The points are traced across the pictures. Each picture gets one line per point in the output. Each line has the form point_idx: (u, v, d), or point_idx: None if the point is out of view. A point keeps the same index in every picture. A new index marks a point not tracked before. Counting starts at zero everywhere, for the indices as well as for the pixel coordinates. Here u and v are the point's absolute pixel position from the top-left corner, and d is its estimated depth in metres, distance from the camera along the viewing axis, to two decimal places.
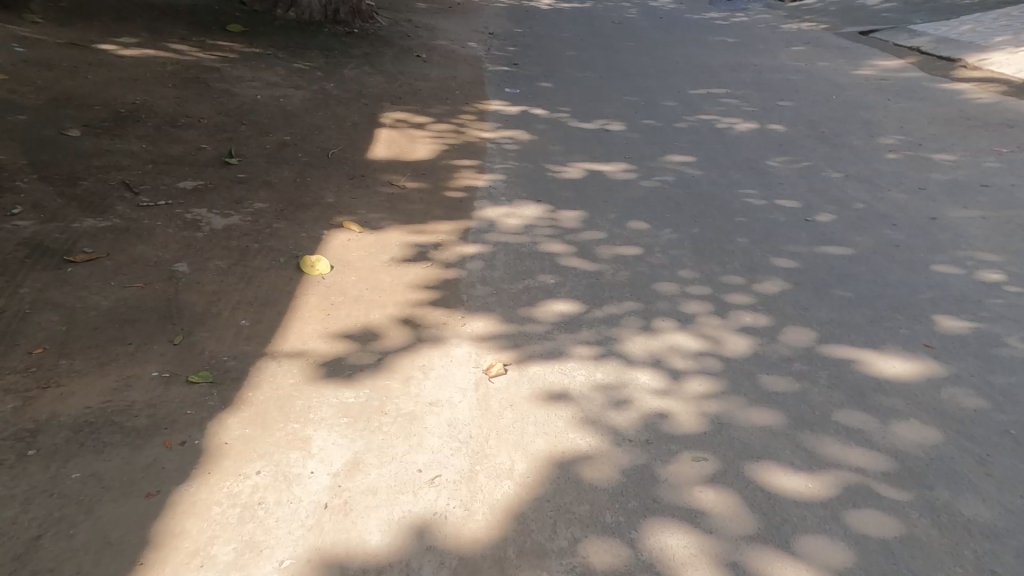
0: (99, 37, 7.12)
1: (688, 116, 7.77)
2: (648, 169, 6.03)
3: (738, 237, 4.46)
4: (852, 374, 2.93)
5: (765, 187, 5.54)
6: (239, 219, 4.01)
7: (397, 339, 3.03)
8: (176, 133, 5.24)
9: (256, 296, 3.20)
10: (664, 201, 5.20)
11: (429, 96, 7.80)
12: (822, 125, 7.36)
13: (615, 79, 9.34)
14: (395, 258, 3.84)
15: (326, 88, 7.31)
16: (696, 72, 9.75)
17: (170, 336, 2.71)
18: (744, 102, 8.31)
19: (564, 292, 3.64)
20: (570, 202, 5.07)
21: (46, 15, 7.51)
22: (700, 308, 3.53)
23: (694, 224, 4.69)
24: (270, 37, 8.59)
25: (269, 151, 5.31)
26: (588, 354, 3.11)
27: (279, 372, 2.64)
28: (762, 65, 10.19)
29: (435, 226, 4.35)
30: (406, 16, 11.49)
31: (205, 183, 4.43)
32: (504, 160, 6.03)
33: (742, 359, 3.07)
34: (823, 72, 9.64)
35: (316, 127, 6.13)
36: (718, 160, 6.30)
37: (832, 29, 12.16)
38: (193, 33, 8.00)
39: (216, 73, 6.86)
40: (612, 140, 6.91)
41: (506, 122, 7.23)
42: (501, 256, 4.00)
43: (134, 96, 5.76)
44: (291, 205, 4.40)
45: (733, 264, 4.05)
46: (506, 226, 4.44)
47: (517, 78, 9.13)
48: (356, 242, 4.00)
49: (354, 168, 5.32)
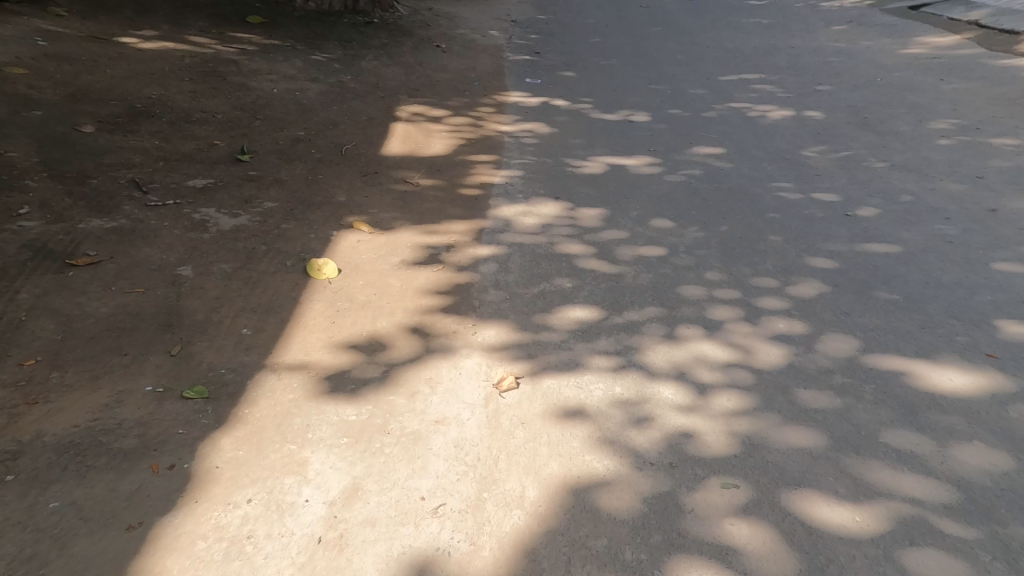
0: (120, 30, 7.05)
1: (718, 104, 7.43)
2: (674, 162, 5.77)
3: (769, 236, 4.26)
4: (903, 389, 2.66)
5: (800, 180, 5.25)
6: (248, 220, 3.87)
7: (404, 350, 2.93)
8: (188, 128, 5.14)
9: (259, 302, 3.07)
10: (691, 197, 4.99)
11: (446, 87, 7.61)
12: (864, 111, 6.98)
13: (642, 66, 9.02)
14: (406, 261, 3.76)
15: (343, 81, 7.18)
16: (728, 57, 9.37)
17: (166, 346, 2.59)
18: (779, 88, 7.92)
19: (580, 297, 3.55)
20: (591, 199, 4.89)
21: (69, 6, 7.38)
22: (729, 314, 3.34)
23: (722, 223, 4.50)
24: (289, 29, 8.46)
25: (282, 147, 5.19)
26: (607, 366, 2.94)
27: (278, 387, 2.50)
28: (799, 47, 9.72)
29: (448, 226, 4.28)
30: (427, 5, 11.28)
31: (214, 181, 4.31)
32: (523, 154, 5.83)
33: (774, 371, 2.82)
34: (866, 53, 9.16)
35: (331, 121, 6.00)
36: (750, 151, 6.01)
37: (877, 6, 11.59)
38: (213, 26, 7.91)
39: (234, 67, 6.76)
40: (637, 130, 6.64)
41: (525, 114, 7.02)
42: (516, 259, 3.95)
43: (150, 90, 5.67)
44: (301, 204, 4.26)
45: (763, 265, 3.86)
46: (522, 226, 4.39)
47: (538, 68, 8.88)
48: (365, 244, 3.89)
49: (367, 164, 5.18)
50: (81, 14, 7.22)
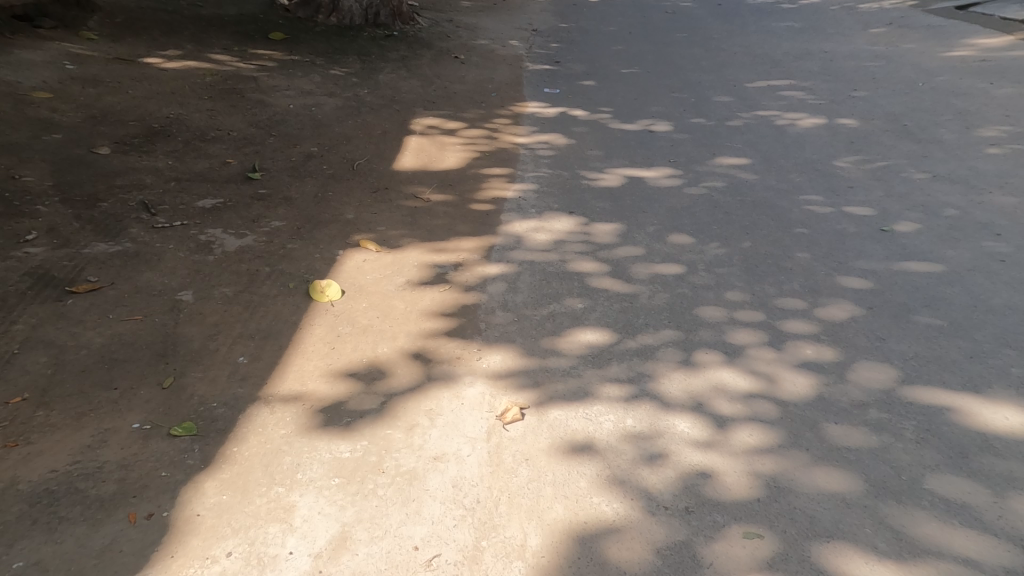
0: (144, 50, 7.16)
1: (745, 112, 7.19)
2: (696, 174, 5.56)
3: (796, 253, 4.05)
4: (949, 427, 2.42)
5: (831, 193, 4.99)
6: (254, 240, 3.82)
7: (405, 378, 2.82)
8: (202, 147, 5.14)
9: (258, 329, 3.01)
10: (712, 210, 4.79)
11: (463, 99, 7.55)
12: (903, 117, 6.67)
13: (666, 73, 8.83)
14: (411, 281, 3.68)
15: (359, 95, 7.15)
16: (755, 62, 9.12)
17: (159, 378, 2.55)
18: (810, 94, 7.63)
19: (592, 319, 3.41)
20: (607, 214, 4.73)
21: (95, 27, 7.53)
22: (751, 339, 3.14)
23: (746, 238, 4.30)
24: (309, 43, 8.51)
25: (294, 163, 5.15)
26: (618, 396, 2.77)
27: (270, 422, 2.44)
28: (832, 51, 9.39)
29: (457, 243, 4.18)
30: (448, 16, 11.27)
31: (224, 201, 4.27)
32: (539, 167, 5.71)
33: (800, 405, 2.59)
34: (905, 56, 8.80)
35: (344, 136, 5.96)
36: (777, 162, 5.77)
37: (916, 7, 11.22)
38: (235, 43, 8.00)
39: (252, 84, 6.79)
40: (658, 140, 6.46)
41: (543, 125, 6.90)
42: (525, 278, 3.82)
43: (168, 109, 5.71)
44: (309, 222, 4.20)
45: (790, 284, 3.66)
46: (534, 243, 4.27)
47: (558, 78, 8.74)
48: (371, 264, 3.81)
49: (378, 180, 5.10)
50: (109, 35, 7.36)
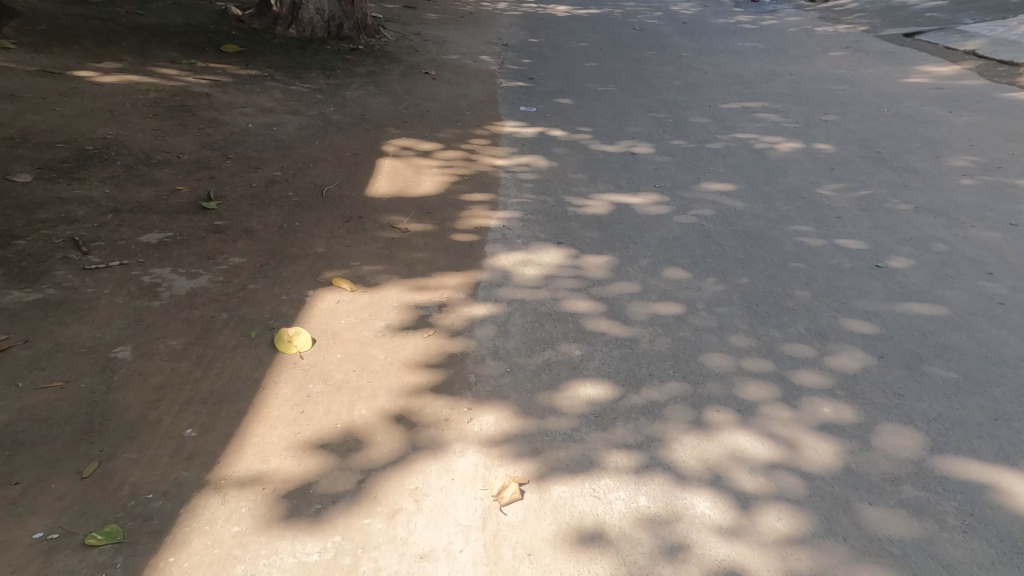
0: (76, 62, 6.63)
1: (723, 134, 7.07)
2: (683, 201, 5.36)
3: (796, 290, 3.83)
4: (998, 515, 2.25)
5: (820, 223, 4.85)
6: (208, 280, 3.50)
7: (385, 447, 2.45)
8: (147, 172, 4.73)
9: (212, 391, 2.63)
10: (705, 241, 4.57)
11: (437, 117, 7.23)
12: (876, 144, 6.65)
13: (639, 92, 8.70)
14: (392, 326, 3.33)
15: (325, 112, 6.77)
16: (727, 83, 9.08)
17: (78, 465, 2.18)
18: (784, 117, 7.58)
19: (591, 369, 3.11)
20: (597, 244, 4.46)
21: (21, 38, 6.94)
22: (763, 394, 2.89)
23: (742, 273, 4.08)
24: (268, 57, 8.12)
25: (254, 191, 4.78)
26: (627, 467, 2.49)
27: (220, 516, 2.09)
28: (800, 73, 9.44)
29: (440, 280, 3.86)
30: (416, 29, 10.99)
31: (173, 235, 3.92)
32: (520, 192, 5.43)
33: (827, 479, 2.40)
34: (868, 80, 8.91)
35: (311, 158, 5.59)
36: (762, 189, 5.62)
37: (870, 32, 11.48)
38: (184, 56, 7.52)
39: (204, 100, 6.34)
40: (639, 164, 6.26)
41: (522, 146, 6.63)
42: (516, 320, 3.51)
43: (107, 129, 5.25)
44: (274, 257, 3.90)
45: (795, 326, 3.44)
46: (522, 279, 3.96)
47: (533, 95, 8.51)
48: (345, 306, 3.48)
49: (350, 209, 4.81)
50: (33, 45, 6.79)
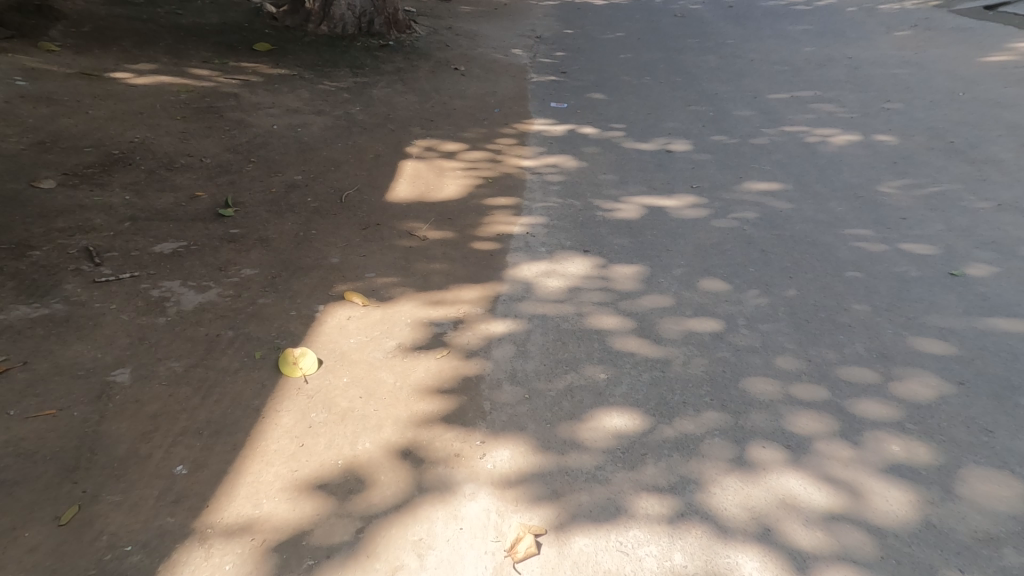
0: (113, 63, 6.63)
1: (770, 128, 6.62)
2: (722, 203, 5.04)
3: (852, 303, 3.57)
4: None
5: (880, 226, 4.52)
6: (218, 294, 3.34)
7: (389, 489, 2.25)
8: (169, 177, 4.63)
9: (209, 421, 2.45)
10: (746, 248, 4.34)
11: (463, 116, 6.99)
12: (949, 133, 6.12)
13: (680, 84, 8.29)
14: (403, 346, 3.17)
15: (350, 112, 6.61)
16: (775, 71, 8.56)
17: (57, 509, 2.04)
18: (840, 107, 7.06)
19: (617, 396, 2.89)
20: (627, 253, 4.30)
21: (64, 40, 6.99)
22: (818, 428, 2.58)
23: (789, 284, 3.84)
24: (298, 55, 8.03)
25: (273, 196, 4.64)
26: (659, 514, 2.23)
27: (202, 573, 1.91)
28: (857, 57, 8.82)
29: (455, 294, 3.74)
30: (448, 23, 10.78)
31: (187, 244, 3.79)
32: (546, 196, 5.19)
33: (901, 536, 2.13)
34: (936, 62, 8.25)
35: (333, 161, 5.42)
36: (812, 188, 5.23)
37: (944, 7, 10.81)
38: (216, 55, 7.48)
39: (232, 101, 6.27)
40: (675, 163, 5.88)
41: (550, 145, 6.33)
42: (536, 338, 3.35)
43: (134, 133, 5.19)
44: (287, 269, 3.73)
45: (853, 347, 3.14)
46: (545, 292, 3.82)
47: (564, 90, 8.19)
48: (356, 323, 3.32)
49: (368, 214, 4.64)
50: (75, 48, 6.84)
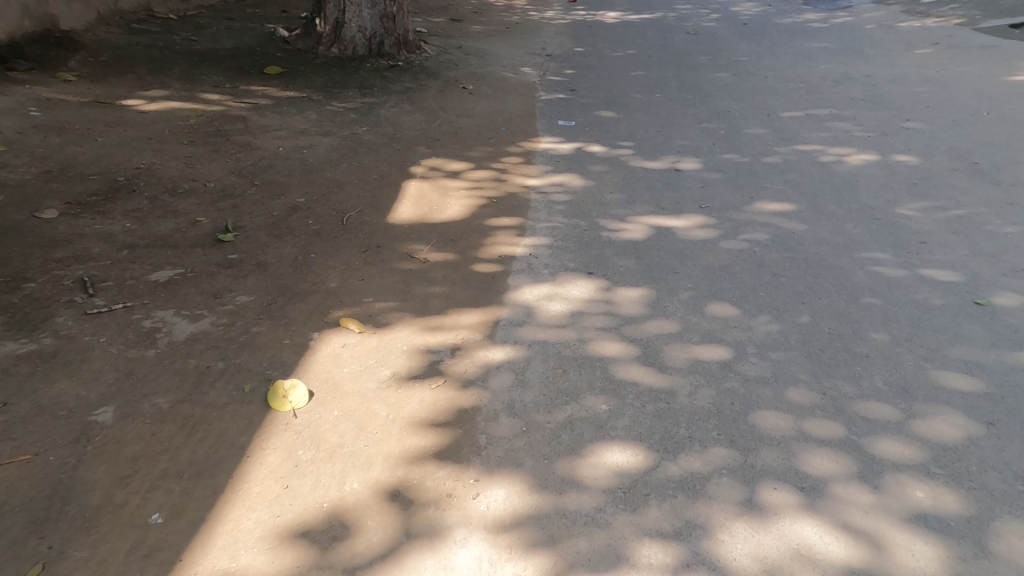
0: (126, 90, 6.71)
1: (783, 146, 6.49)
2: (732, 224, 4.92)
3: (871, 332, 3.45)
4: None
5: (900, 250, 4.42)
6: (211, 323, 3.28)
7: (375, 535, 2.22)
8: (172, 203, 4.61)
9: (191, 462, 2.45)
10: (758, 271, 4.22)
11: (470, 135, 6.95)
12: (971, 154, 5.97)
13: (691, 102, 8.20)
14: (397, 376, 3.10)
15: (357, 133, 6.60)
16: (789, 88, 8.45)
17: (21, 567, 2.04)
18: (857, 125, 6.91)
19: (619, 429, 2.75)
20: (632, 276, 4.19)
21: (82, 70, 7.11)
22: (834, 469, 2.44)
23: (802, 310, 3.73)
24: (308, 77, 8.08)
25: (274, 220, 4.60)
26: (663, 564, 2.12)
27: None
28: (875, 75, 8.69)
29: (455, 319, 3.64)
30: (458, 42, 10.82)
31: (184, 271, 3.74)
32: (551, 215, 5.11)
33: None
34: (958, 80, 8.11)
35: (337, 182, 5.39)
36: (827, 209, 5.09)
37: (966, 24, 10.68)
38: (228, 79, 7.56)
39: (241, 124, 6.30)
40: (685, 182, 5.77)
41: (557, 164, 6.24)
42: (536, 365, 3.24)
43: (141, 158, 5.21)
44: (283, 295, 3.67)
45: (872, 380, 2.99)
46: (546, 317, 3.71)
47: (573, 108, 8.13)
48: (351, 351, 3.26)
49: (370, 236, 4.58)
50: (92, 76, 6.94)
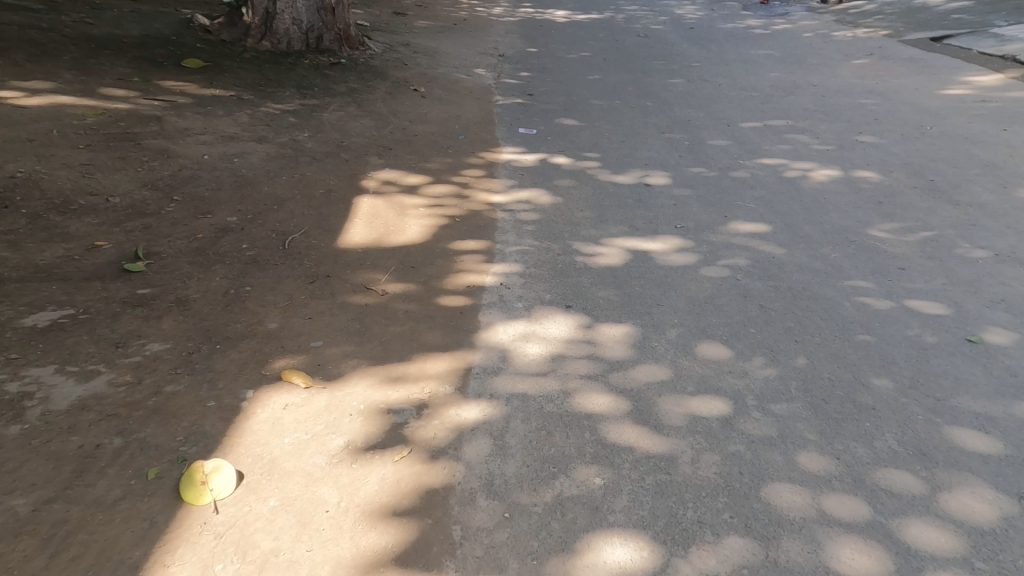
0: (2, 81, 5.80)
1: (747, 159, 6.27)
2: (709, 247, 4.61)
3: (873, 377, 3.17)
4: None
5: (880, 277, 4.17)
6: (108, 383, 2.67)
7: None
8: (60, 224, 3.93)
9: None
10: (744, 303, 3.91)
11: (426, 143, 6.44)
12: (927, 170, 5.90)
13: (649, 109, 7.95)
14: (354, 446, 2.57)
15: (298, 139, 5.97)
16: (744, 97, 8.33)
17: None
18: (815, 138, 6.79)
19: (618, 512, 2.40)
20: (614, 309, 3.81)
21: None
22: (869, 566, 2.20)
23: (798, 350, 3.43)
24: (236, 73, 7.34)
25: (198, 244, 3.97)
26: None
27: None
28: (823, 85, 8.68)
29: (419, 368, 3.15)
30: (405, 39, 10.25)
31: (75, 314, 3.10)
32: (519, 237, 4.68)
33: None
34: (900, 92, 8.17)
35: (277, 198, 4.78)
36: (802, 229, 4.85)
37: (896, 36, 10.92)
38: (138, 73, 6.74)
39: (154, 125, 5.57)
40: (655, 198, 5.45)
41: (519, 177, 5.81)
42: (518, 428, 2.82)
43: (24, 167, 4.44)
44: (207, 340, 3.07)
45: (887, 441, 2.73)
46: (523, 364, 3.29)
47: (532, 114, 7.73)
48: (295, 414, 2.69)
49: (317, 263, 4.01)
50: None
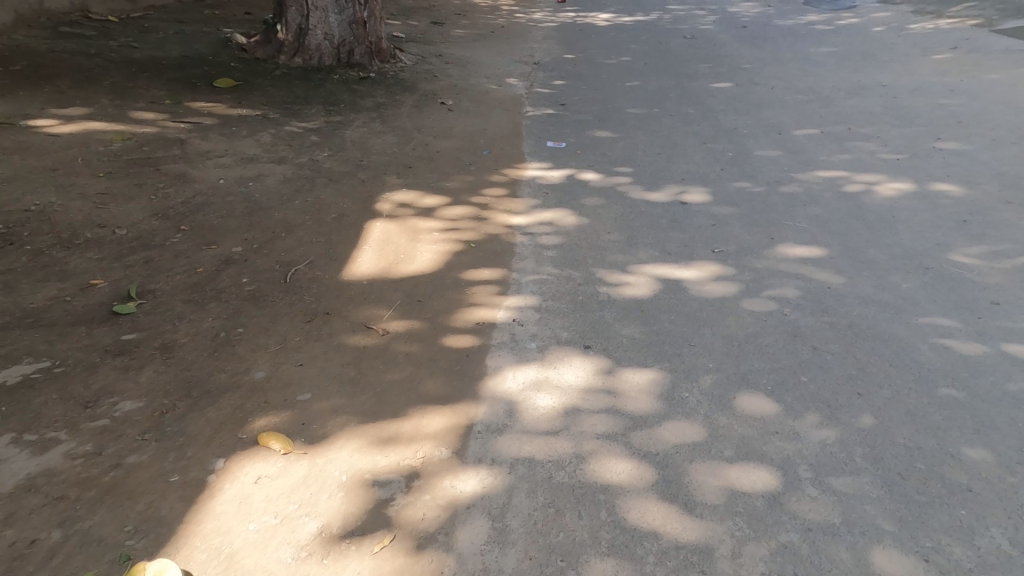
0: (38, 107, 5.81)
1: (799, 172, 5.67)
2: (753, 275, 4.08)
3: (963, 447, 2.64)
4: None
5: (967, 313, 3.56)
6: (67, 455, 2.42)
7: None
8: (61, 260, 3.74)
9: None
10: (793, 343, 3.37)
11: (447, 160, 6.11)
12: (1022, 181, 5.18)
13: (692, 116, 7.41)
14: (330, 533, 2.23)
15: (317, 159, 5.74)
16: (800, 100, 7.68)
17: None
18: (882, 145, 6.11)
19: None
20: (637, 351, 3.34)
21: None
22: None
23: (862, 406, 2.89)
24: (264, 91, 7.22)
25: (197, 279, 3.72)
26: None
27: None
28: (892, 84, 7.93)
29: (413, 426, 2.78)
30: (439, 49, 10.01)
31: (51, 366, 2.88)
32: (540, 264, 4.28)
33: None
34: (985, 91, 7.35)
35: (286, 224, 4.52)
36: (865, 253, 4.25)
37: (978, 26, 9.96)
38: (169, 94, 6.69)
39: (176, 149, 5.44)
40: (692, 218, 4.93)
41: (544, 196, 5.40)
42: (522, 503, 2.42)
43: (38, 196, 4.33)
44: (186, 396, 2.78)
45: (997, 541, 2.25)
46: (531, 420, 2.86)
47: (564, 125, 7.31)
48: (267, 491, 2.37)
49: (318, 298, 3.71)
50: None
